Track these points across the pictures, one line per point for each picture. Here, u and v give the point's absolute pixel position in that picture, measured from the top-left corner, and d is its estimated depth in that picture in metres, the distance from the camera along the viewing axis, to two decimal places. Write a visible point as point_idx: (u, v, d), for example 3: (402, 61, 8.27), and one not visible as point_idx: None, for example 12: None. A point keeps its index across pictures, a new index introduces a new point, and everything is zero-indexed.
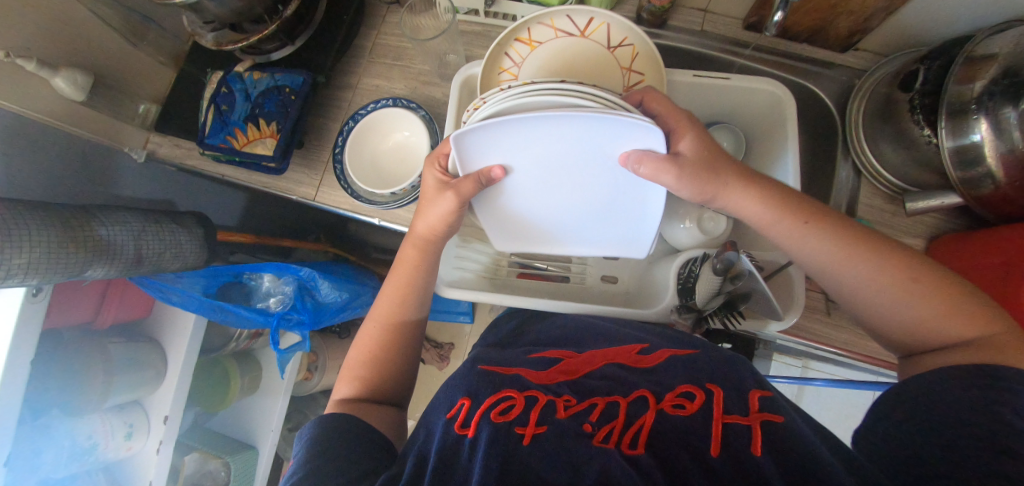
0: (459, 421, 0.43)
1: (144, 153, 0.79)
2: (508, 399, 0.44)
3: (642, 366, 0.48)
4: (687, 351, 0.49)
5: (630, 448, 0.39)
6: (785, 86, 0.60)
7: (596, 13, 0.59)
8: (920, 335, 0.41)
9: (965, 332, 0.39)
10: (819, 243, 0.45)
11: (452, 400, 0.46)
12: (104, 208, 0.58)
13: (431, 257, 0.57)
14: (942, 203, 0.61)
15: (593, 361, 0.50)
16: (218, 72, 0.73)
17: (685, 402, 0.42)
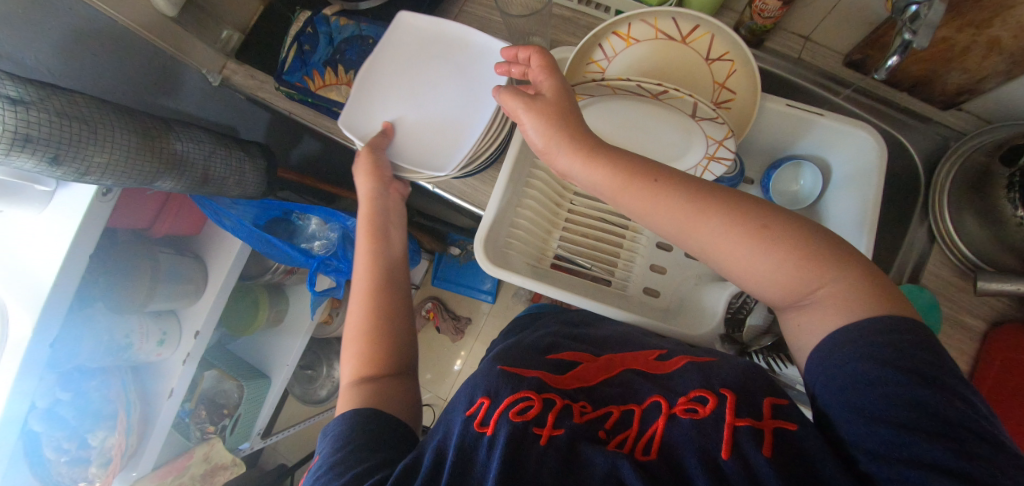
0: (479, 419, 0.42)
1: (219, 77, 0.79)
2: (525, 400, 0.43)
3: (657, 374, 0.48)
4: (704, 358, 0.48)
5: (643, 453, 0.40)
6: (881, 137, 0.57)
7: (703, 20, 0.56)
8: (820, 313, 0.40)
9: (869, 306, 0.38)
10: (717, 238, 0.43)
11: (471, 398, 0.45)
12: (180, 124, 0.60)
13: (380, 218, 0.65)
14: (1018, 289, 0.58)
15: (612, 367, 0.50)
16: (306, 12, 0.72)
17: (697, 406, 0.41)
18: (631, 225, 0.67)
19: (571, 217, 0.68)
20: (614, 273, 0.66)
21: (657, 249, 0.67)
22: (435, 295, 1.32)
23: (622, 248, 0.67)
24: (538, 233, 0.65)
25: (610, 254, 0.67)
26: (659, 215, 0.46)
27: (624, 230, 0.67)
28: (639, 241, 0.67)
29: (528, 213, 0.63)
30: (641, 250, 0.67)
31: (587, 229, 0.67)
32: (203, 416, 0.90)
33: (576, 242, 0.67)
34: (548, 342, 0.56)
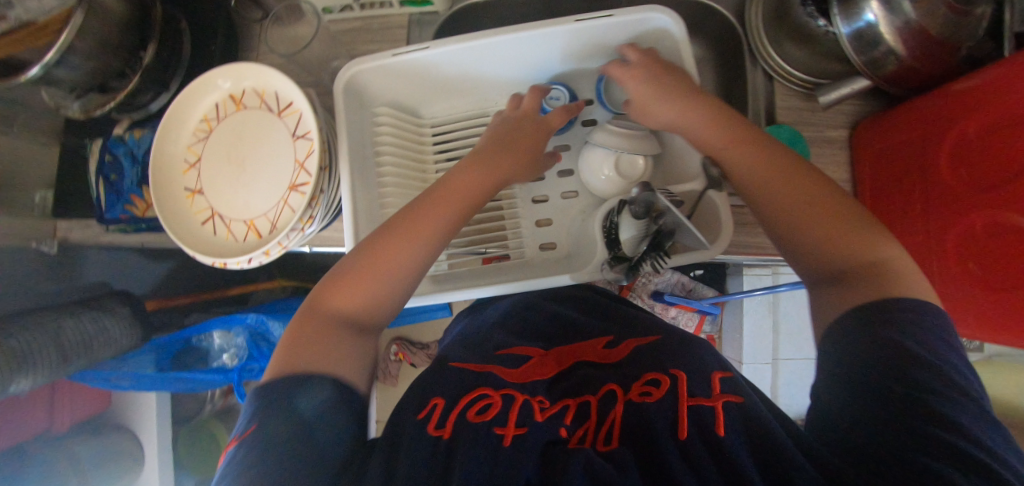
0: (434, 423, 0.43)
1: (56, 242, 0.77)
2: (486, 398, 0.46)
3: (610, 361, 0.52)
4: (649, 339, 0.54)
5: (605, 444, 0.41)
6: (676, 13, 0.58)
7: (236, 85, 0.58)
8: (833, 257, 0.43)
9: (868, 252, 0.41)
10: (735, 156, 0.49)
11: (422, 403, 0.46)
12: (10, 317, 0.55)
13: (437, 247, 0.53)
14: (853, 89, 0.62)
15: (563, 362, 0.53)
16: (99, 141, 0.67)
17: (651, 389, 0.45)
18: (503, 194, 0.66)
19: None
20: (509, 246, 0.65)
21: (537, 204, 0.66)
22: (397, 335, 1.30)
23: (505, 219, 0.66)
24: None
25: (497, 228, 0.66)
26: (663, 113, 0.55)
27: (498, 201, 0.66)
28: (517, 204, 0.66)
29: None
30: (522, 212, 0.66)
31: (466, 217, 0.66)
32: None
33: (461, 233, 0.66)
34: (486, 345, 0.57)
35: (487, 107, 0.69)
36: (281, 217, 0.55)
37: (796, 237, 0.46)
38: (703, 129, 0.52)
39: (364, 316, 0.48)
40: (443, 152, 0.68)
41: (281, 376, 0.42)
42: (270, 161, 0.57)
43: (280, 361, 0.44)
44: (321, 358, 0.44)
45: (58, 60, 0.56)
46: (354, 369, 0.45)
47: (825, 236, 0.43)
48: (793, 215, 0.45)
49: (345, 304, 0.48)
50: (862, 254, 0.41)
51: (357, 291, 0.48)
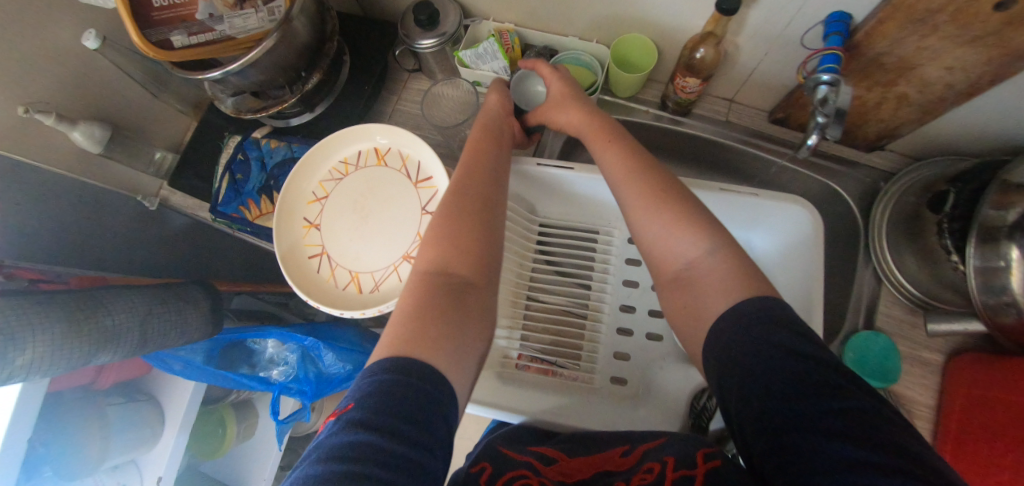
0: (483, 482, 0.47)
1: (157, 201, 0.81)
2: (523, 478, 0.48)
3: (624, 468, 0.47)
4: (658, 440, 0.49)
5: None
6: (816, 211, 0.61)
7: (388, 142, 0.61)
8: (662, 255, 0.49)
9: (686, 258, 0.47)
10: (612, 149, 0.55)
11: (473, 470, 0.51)
12: (108, 289, 0.56)
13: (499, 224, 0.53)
14: (967, 328, 0.61)
15: (589, 466, 0.49)
16: (235, 137, 0.71)
17: (646, 477, 0.43)
18: (589, 313, 0.67)
19: (528, 313, 0.68)
20: (580, 365, 0.66)
21: (618, 334, 0.67)
22: None
23: (585, 338, 0.67)
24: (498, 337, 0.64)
25: (573, 343, 0.67)
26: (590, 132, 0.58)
27: (583, 319, 0.67)
28: (600, 328, 0.67)
29: None
30: (603, 338, 0.66)
31: (549, 323, 0.67)
32: None
33: (539, 338, 0.67)
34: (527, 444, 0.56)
35: (599, 226, 0.70)
36: (387, 281, 0.57)
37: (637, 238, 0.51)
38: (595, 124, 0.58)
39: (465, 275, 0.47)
40: (545, 253, 0.70)
41: (399, 353, 0.39)
42: (391, 222, 0.59)
43: (394, 337, 0.41)
44: (421, 329, 0.41)
45: (239, 70, 0.60)
46: (450, 349, 0.41)
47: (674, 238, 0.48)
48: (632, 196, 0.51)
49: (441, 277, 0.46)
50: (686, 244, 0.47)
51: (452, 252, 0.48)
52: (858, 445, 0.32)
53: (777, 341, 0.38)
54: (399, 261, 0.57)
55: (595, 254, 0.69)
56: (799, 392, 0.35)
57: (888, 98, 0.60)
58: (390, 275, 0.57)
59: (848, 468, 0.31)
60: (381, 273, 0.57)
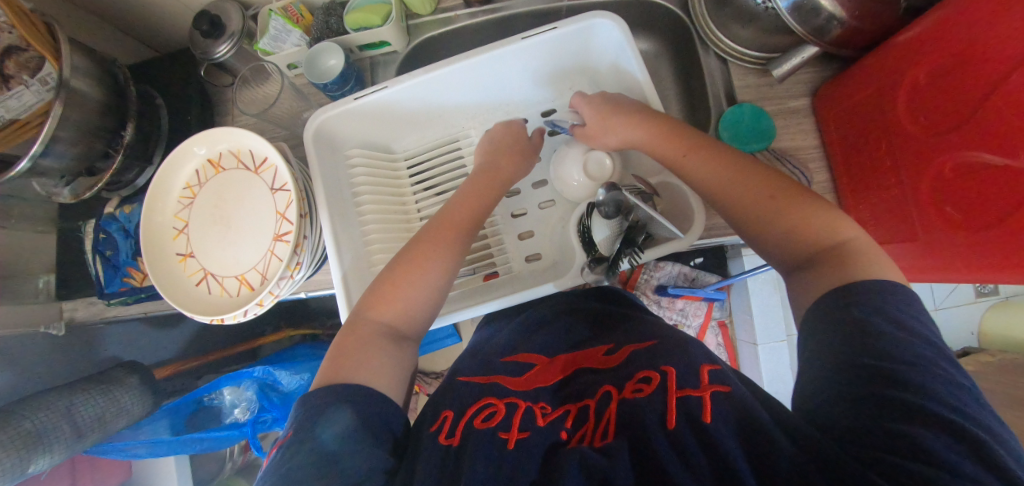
0: (444, 432, 0.44)
1: (63, 323, 0.76)
2: (490, 406, 0.47)
3: (608, 366, 0.50)
4: (647, 343, 0.50)
5: (602, 439, 0.41)
6: (619, 17, 0.59)
7: (215, 147, 0.61)
8: (757, 214, 0.46)
9: (773, 196, 0.45)
10: (702, 168, 0.50)
11: (435, 414, 0.47)
12: (18, 401, 0.56)
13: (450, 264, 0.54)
14: (802, 57, 0.63)
15: (565, 369, 0.53)
16: (92, 221, 0.70)
17: (643, 387, 0.44)
18: None
19: None
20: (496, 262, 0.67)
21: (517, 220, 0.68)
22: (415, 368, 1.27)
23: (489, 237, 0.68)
24: None
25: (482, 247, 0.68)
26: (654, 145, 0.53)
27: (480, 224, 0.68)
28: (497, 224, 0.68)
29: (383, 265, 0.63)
30: (503, 230, 0.68)
31: None
32: None
33: None
34: (478, 357, 0.59)
35: (456, 134, 0.71)
36: (270, 267, 0.57)
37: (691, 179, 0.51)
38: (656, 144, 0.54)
39: (401, 327, 0.51)
40: (420, 181, 0.71)
41: (327, 382, 0.44)
42: (252, 216, 0.60)
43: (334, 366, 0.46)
44: (359, 356, 0.47)
45: (44, 152, 0.58)
46: (386, 370, 0.47)
47: (744, 185, 0.47)
48: (733, 186, 0.47)
49: (392, 313, 0.51)
50: (824, 239, 0.43)
51: (399, 301, 0.51)
52: (889, 414, 0.34)
53: (871, 319, 0.37)
54: (275, 243, 0.57)
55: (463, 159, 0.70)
56: (876, 380, 0.35)
57: None
58: (273, 257, 0.57)
59: (895, 441, 0.33)
60: (264, 261, 0.58)
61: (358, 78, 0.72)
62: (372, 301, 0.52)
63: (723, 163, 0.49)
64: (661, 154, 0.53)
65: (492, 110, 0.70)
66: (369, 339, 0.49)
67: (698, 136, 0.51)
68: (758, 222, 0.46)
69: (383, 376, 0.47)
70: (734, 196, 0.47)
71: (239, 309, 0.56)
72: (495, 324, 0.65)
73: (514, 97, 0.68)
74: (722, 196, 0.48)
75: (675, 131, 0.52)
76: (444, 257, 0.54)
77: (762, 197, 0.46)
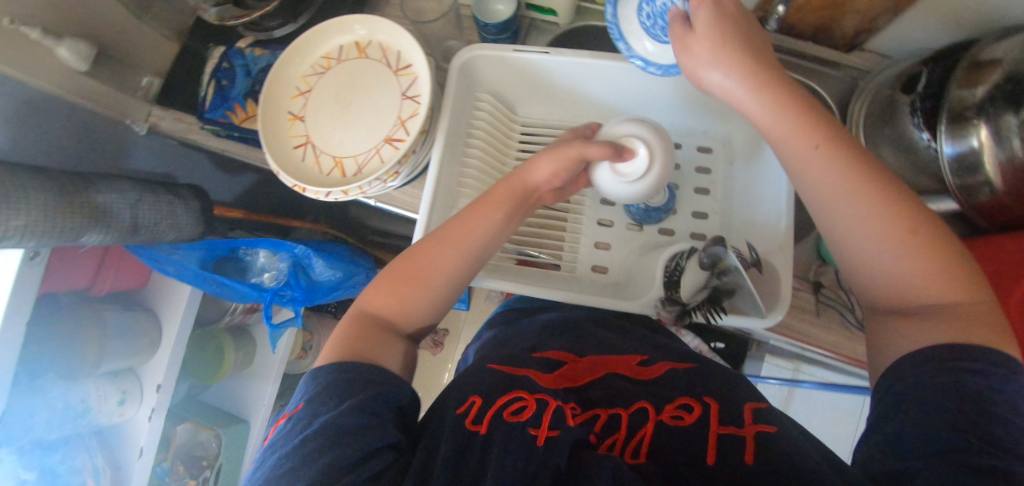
0: (471, 418, 0.45)
1: (146, 126, 0.79)
2: (520, 400, 0.46)
3: (644, 378, 0.51)
4: (685, 365, 0.52)
5: (632, 457, 0.41)
6: None
7: (368, 35, 0.62)
8: (883, 262, 0.40)
9: (914, 232, 0.39)
10: (826, 171, 0.42)
11: (462, 397, 0.48)
12: (102, 175, 0.59)
13: (471, 255, 0.52)
14: (939, 207, 0.61)
15: (596, 371, 0.53)
16: (221, 48, 0.72)
17: (683, 414, 0.44)
18: (571, 208, 0.69)
19: None
20: (562, 257, 0.67)
21: (600, 227, 0.68)
22: None
23: (566, 231, 0.68)
24: None
25: (556, 239, 0.68)
26: (779, 127, 0.45)
27: (565, 213, 0.68)
28: (581, 221, 0.68)
29: (464, 211, 0.63)
30: (585, 230, 0.68)
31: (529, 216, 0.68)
32: (181, 472, 0.90)
33: (522, 232, 0.68)
34: (514, 342, 0.58)
35: (579, 124, 0.71)
36: (370, 163, 0.58)
37: (805, 178, 0.44)
38: (776, 130, 0.45)
39: (404, 316, 0.52)
40: (526, 152, 0.71)
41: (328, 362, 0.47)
42: (372, 111, 0.60)
43: (334, 349, 0.48)
44: (358, 338, 0.49)
45: None
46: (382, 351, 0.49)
47: (875, 209, 0.40)
48: (849, 211, 0.41)
49: (389, 306, 0.52)
50: (957, 295, 0.37)
51: (400, 300, 0.52)
52: None
53: None
54: (383, 144, 0.59)
55: None
56: None
57: None
58: (376, 155, 0.58)
59: None
60: (366, 156, 0.59)
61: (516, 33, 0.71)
62: (375, 295, 0.53)
63: (852, 178, 0.41)
64: (782, 142, 0.45)
65: (623, 118, 0.70)
66: (372, 325, 0.51)
67: (836, 128, 0.43)
68: (872, 251, 0.40)
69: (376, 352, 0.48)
70: (851, 217, 0.41)
71: (326, 188, 0.58)
72: (535, 318, 0.64)
73: (649, 117, 0.69)
74: (835, 214, 0.42)
75: (814, 117, 0.44)
76: (456, 258, 0.52)
77: (898, 230, 0.39)
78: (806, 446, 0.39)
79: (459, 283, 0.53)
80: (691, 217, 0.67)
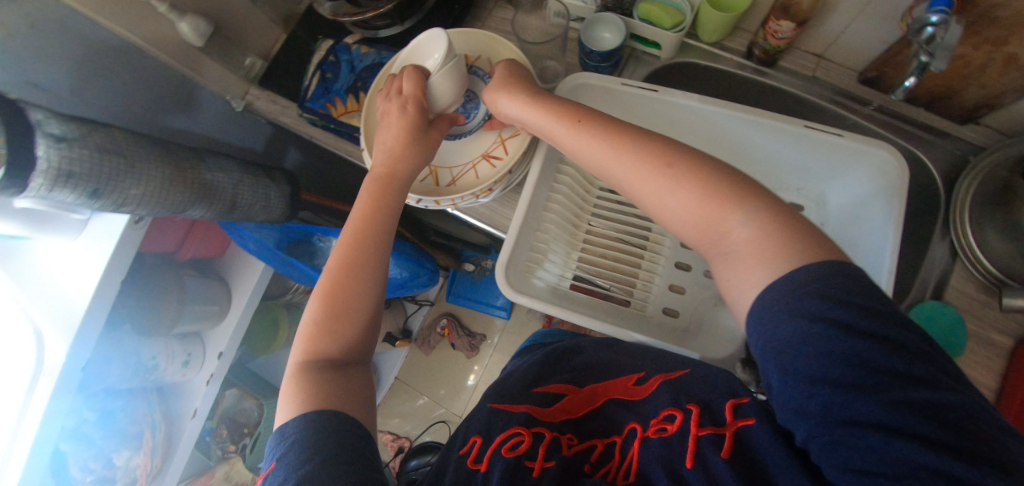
0: (472, 457, 0.49)
1: (242, 103, 0.82)
2: (517, 435, 0.50)
3: (634, 399, 0.53)
4: (678, 373, 0.52)
5: (623, 478, 0.46)
6: (902, 158, 0.56)
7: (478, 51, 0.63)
8: (761, 259, 0.37)
9: (811, 256, 0.36)
10: (676, 197, 0.42)
11: (465, 438, 0.52)
12: (211, 151, 0.61)
13: (363, 283, 0.50)
14: None
15: (595, 398, 0.56)
16: (329, 41, 0.74)
17: (666, 425, 0.47)
18: (649, 245, 0.68)
19: (589, 238, 0.68)
20: (633, 293, 0.66)
21: (676, 269, 0.67)
22: (450, 312, 1.36)
23: (641, 268, 0.67)
24: (559, 253, 0.65)
25: (629, 274, 0.67)
26: (623, 165, 0.45)
27: (642, 250, 0.68)
28: (658, 260, 0.67)
29: (546, 235, 0.62)
30: (660, 270, 0.67)
31: (606, 248, 0.67)
32: (224, 435, 0.93)
33: (595, 262, 0.67)
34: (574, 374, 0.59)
35: None
36: (464, 178, 0.60)
37: (671, 224, 0.43)
38: (607, 158, 0.46)
39: (355, 345, 0.49)
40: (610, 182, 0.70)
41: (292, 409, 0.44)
42: (473, 125, 0.61)
43: (307, 342, 0.48)
44: (330, 322, 0.49)
45: None
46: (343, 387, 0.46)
47: (715, 220, 0.40)
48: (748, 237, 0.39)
49: (335, 333, 0.49)
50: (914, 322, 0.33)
51: (327, 327, 0.49)
52: None
53: None
54: (479, 160, 0.60)
55: None
56: None
57: (996, 59, 0.56)
58: (472, 170, 0.60)
59: None
60: (461, 169, 0.60)
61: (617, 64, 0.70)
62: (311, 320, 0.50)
63: (700, 200, 0.41)
64: (633, 188, 0.45)
65: None
66: (325, 348, 0.48)
67: (668, 143, 0.44)
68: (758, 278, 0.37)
69: (334, 383, 0.46)
70: (758, 248, 0.38)
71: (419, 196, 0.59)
72: (594, 344, 0.65)
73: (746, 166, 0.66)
74: (730, 251, 0.39)
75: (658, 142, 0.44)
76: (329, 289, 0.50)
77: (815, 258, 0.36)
78: (780, 441, 0.39)
79: (367, 306, 0.50)
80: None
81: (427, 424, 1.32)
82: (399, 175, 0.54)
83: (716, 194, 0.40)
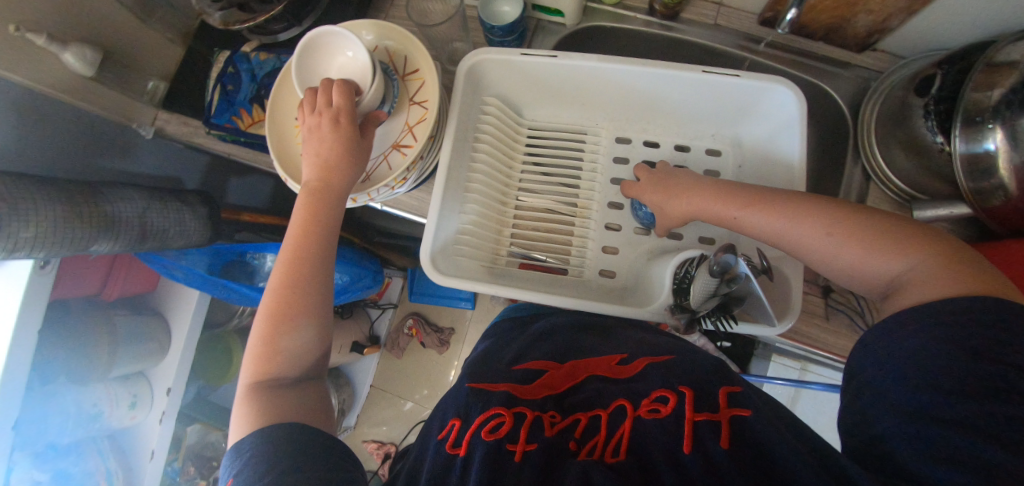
0: (452, 442, 0.45)
1: (152, 130, 0.79)
2: (498, 417, 0.45)
3: (621, 378, 0.50)
4: (662, 357, 0.50)
5: (613, 456, 0.42)
6: (800, 90, 0.58)
7: (373, 40, 0.61)
8: (872, 277, 0.42)
9: (896, 268, 0.40)
10: (807, 237, 0.45)
11: (444, 421, 0.48)
12: (109, 183, 0.59)
13: (309, 289, 0.48)
14: (951, 212, 0.58)
15: (575, 375, 0.53)
16: (224, 51, 0.72)
17: (660, 406, 0.44)
18: (578, 211, 0.69)
19: (518, 214, 0.68)
20: (569, 260, 0.67)
21: (608, 231, 0.68)
22: (416, 311, 1.35)
23: (574, 235, 0.68)
24: (489, 232, 0.65)
25: (562, 242, 0.68)
26: (759, 219, 0.49)
27: (572, 218, 0.68)
28: (589, 225, 0.68)
29: (472, 217, 0.63)
30: (592, 234, 0.68)
31: (535, 221, 0.68)
32: (192, 472, 0.91)
33: (527, 236, 0.68)
34: (515, 351, 0.59)
35: (586, 127, 0.71)
36: (377, 170, 0.59)
37: (828, 268, 0.45)
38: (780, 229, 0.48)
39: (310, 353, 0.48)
40: (533, 156, 0.70)
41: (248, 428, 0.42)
42: None
43: (258, 360, 0.46)
44: (275, 341, 0.47)
45: None
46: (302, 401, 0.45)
47: (856, 253, 0.42)
48: (861, 261, 0.42)
49: (284, 347, 0.47)
50: (907, 264, 0.40)
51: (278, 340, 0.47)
52: None
53: None
54: (390, 151, 0.59)
55: (584, 154, 0.70)
56: None
57: None
58: (383, 162, 0.59)
59: None
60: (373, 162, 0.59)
61: (522, 36, 0.70)
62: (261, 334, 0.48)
63: (827, 238, 0.44)
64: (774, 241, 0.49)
65: (631, 121, 0.69)
66: (276, 361, 0.47)
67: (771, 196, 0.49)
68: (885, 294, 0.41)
69: (294, 400, 0.45)
70: (884, 273, 0.41)
71: None
72: (537, 322, 0.64)
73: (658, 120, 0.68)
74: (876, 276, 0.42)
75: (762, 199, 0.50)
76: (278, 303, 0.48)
77: (876, 265, 0.41)
78: (781, 436, 0.39)
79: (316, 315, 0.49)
80: (699, 221, 0.67)
81: (410, 425, 1.32)
82: (336, 187, 0.51)
83: (862, 226, 0.43)
